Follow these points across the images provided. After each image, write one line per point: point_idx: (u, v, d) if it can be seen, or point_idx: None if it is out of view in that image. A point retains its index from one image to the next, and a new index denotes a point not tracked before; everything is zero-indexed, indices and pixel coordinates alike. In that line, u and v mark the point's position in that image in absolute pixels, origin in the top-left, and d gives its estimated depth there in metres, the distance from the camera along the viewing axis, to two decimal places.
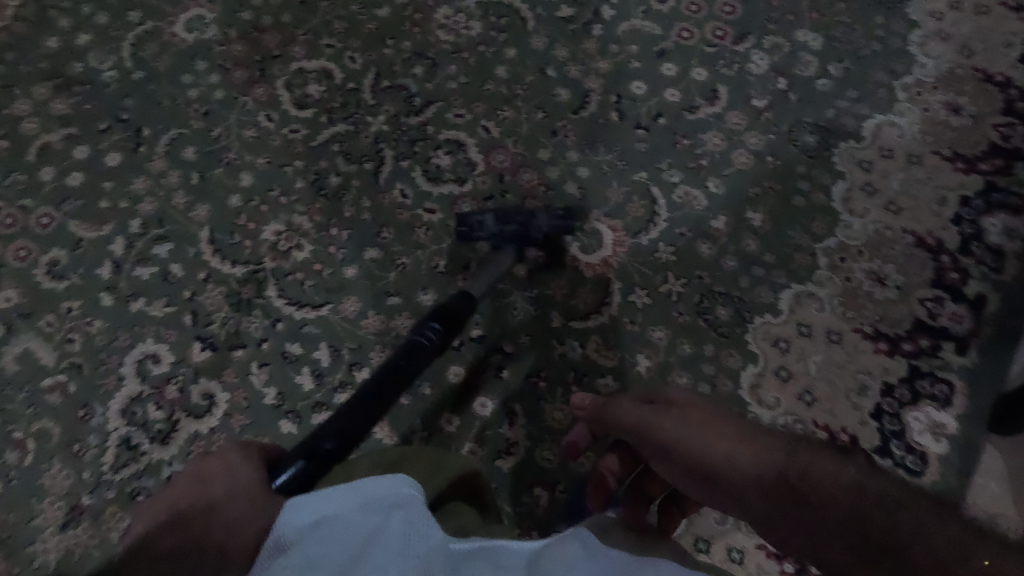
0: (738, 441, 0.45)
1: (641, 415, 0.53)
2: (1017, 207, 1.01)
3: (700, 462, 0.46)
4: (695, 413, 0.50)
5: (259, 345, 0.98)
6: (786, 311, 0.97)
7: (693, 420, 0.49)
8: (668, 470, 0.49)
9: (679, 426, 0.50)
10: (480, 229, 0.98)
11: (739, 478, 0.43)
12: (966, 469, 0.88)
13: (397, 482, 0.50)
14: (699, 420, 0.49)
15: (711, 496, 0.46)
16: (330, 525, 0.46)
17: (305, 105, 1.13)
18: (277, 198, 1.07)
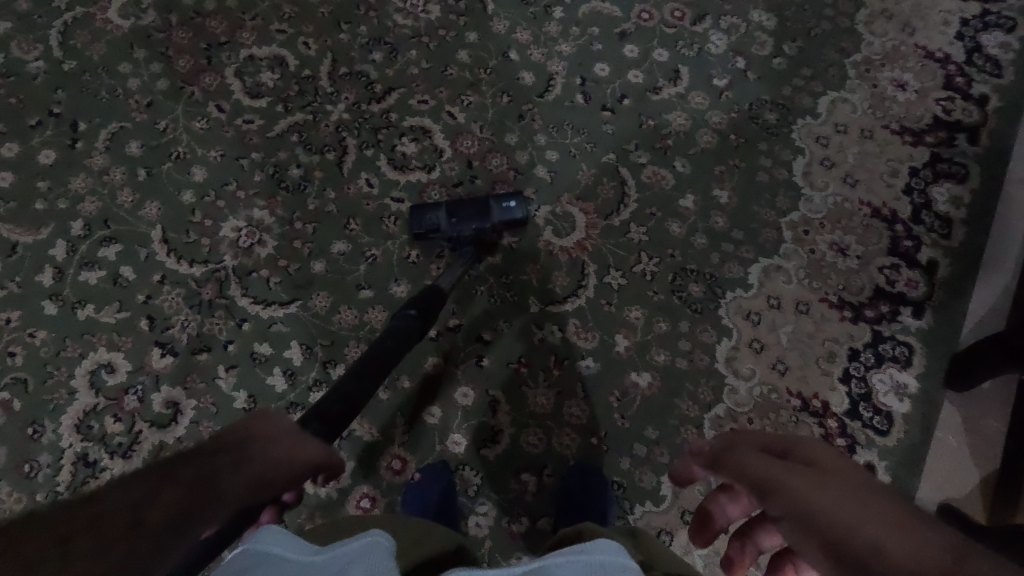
0: (892, 532, 0.39)
1: (764, 466, 0.49)
2: (961, 175, 1.07)
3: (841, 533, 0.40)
4: (846, 481, 0.45)
5: (225, 348, 0.94)
6: (755, 284, 1.00)
7: (836, 491, 0.44)
8: (795, 531, 0.44)
9: (815, 490, 0.45)
10: (448, 223, 0.95)
11: (891, 568, 0.37)
12: (927, 425, 0.94)
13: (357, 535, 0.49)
14: (851, 490, 0.44)
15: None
16: (277, 563, 0.46)
17: (258, 94, 1.07)
18: (234, 192, 1.01)
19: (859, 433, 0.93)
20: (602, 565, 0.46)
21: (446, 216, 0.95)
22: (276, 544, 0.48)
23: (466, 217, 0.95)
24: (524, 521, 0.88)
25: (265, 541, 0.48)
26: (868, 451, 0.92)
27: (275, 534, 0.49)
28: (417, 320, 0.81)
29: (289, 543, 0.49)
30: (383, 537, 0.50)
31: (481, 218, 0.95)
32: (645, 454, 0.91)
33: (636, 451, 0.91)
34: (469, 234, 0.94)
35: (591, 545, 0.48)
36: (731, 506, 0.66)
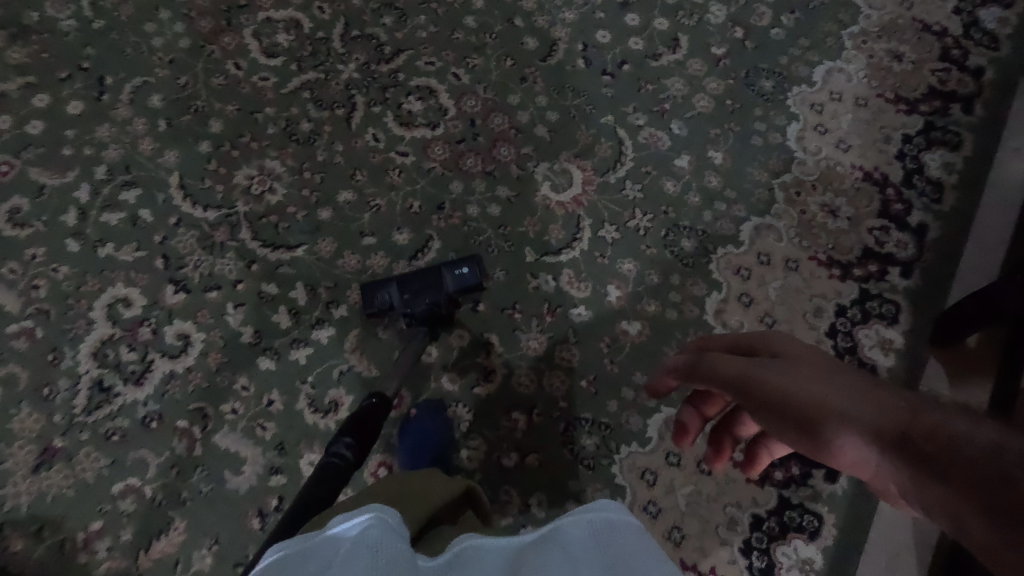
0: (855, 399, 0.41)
1: (733, 364, 0.51)
2: (954, 143, 1.09)
3: (814, 411, 0.43)
4: (815, 366, 0.47)
5: (234, 286, 0.98)
6: (746, 242, 1.03)
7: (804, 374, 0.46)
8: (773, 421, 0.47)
9: (787, 379, 0.47)
10: (401, 300, 0.91)
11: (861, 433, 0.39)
12: (912, 379, 0.96)
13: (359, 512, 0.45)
14: (819, 372, 0.46)
15: (821, 452, 0.42)
16: (287, 560, 0.43)
17: (274, 54, 1.13)
18: (248, 143, 1.07)
19: None
20: (608, 527, 0.44)
21: (397, 292, 0.92)
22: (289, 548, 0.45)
23: (418, 291, 0.92)
24: (514, 457, 0.92)
25: (274, 553, 0.46)
26: None
27: (283, 546, 0.47)
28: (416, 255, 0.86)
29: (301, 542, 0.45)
30: (389, 515, 0.47)
31: (434, 291, 0.91)
32: (633, 397, 0.94)
33: (624, 395, 0.94)
34: (423, 310, 0.91)
35: (594, 507, 0.47)
36: (694, 411, 0.70)
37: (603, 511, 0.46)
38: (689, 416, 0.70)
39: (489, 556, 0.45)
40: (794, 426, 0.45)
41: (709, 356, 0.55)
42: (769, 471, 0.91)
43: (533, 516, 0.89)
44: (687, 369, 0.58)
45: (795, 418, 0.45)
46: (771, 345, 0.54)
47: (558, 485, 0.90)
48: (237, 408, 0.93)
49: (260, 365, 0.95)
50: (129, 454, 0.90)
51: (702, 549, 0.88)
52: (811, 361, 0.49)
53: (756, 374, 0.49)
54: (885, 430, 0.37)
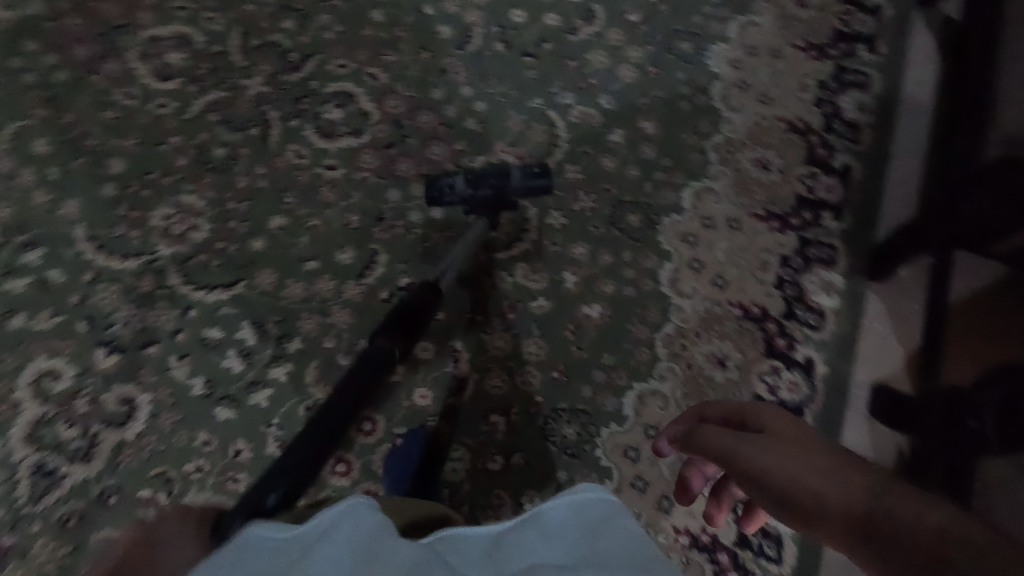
0: (827, 477, 0.46)
1: (724, 439, 0.54)
2: (865, 83, 1.14)
3: (790, 486, 0.47)
4: (792, 440, 0.51)
5: (174, 337, 0.92)
6: (689, 207, 1.05)
7: (781, 450, 0.50)
8: (756, 493, 0.49)
9: (764, 454, 0.50)
10: (466, 183, 0.92)
11: (830, 507, 0.43)
12: (856, 315, 1.01)
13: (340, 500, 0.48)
14: (792, 447, 0.49)
15: (798, 523, 0.46)
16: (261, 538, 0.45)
17: (167, 76, 1.03)
18: (158, 179, 0.98)
19: (795, 331, 1.00)
20: (588, 508, 0.48)
21: (463, 178, 0.92)
22: (273, 531, 0.46)
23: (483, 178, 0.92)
24: (499, 460, 0.91)
25: (258, 529, 0.47)
26: (806, 346, 0.99)
27: (269, 522, 0.47)
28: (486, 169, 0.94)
29: (286, 526, 0.47)
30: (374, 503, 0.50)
31: (500, 177, 0.93)
32: (605, 379, 0.96)
33: (596, 378, 0.96)
34: (486, 193, 0.92)
35: (575, 487, 0.49)
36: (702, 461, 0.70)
37: (583, 490, 0.49)
38: (691, 471, 0.70)
39: (469, 538, 0.47)
40: (776, 502, 0.47)
41: (705, 430, 0.57)
42: None
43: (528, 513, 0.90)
44: (686, 440, 0.60)
45: (776, 495, 0.47)
46: (762, 421, 0.56)
47: (547, 479, 0.91)
48: (203, 465, 0.87)
49: (219, 415, 0.89)
50: (91, 536, 0.83)
51: (691, 512, 0.91)
52: (791, 434, 0.52)
53: (742, 449, 0.52)
54: (854, 508, 0.42)
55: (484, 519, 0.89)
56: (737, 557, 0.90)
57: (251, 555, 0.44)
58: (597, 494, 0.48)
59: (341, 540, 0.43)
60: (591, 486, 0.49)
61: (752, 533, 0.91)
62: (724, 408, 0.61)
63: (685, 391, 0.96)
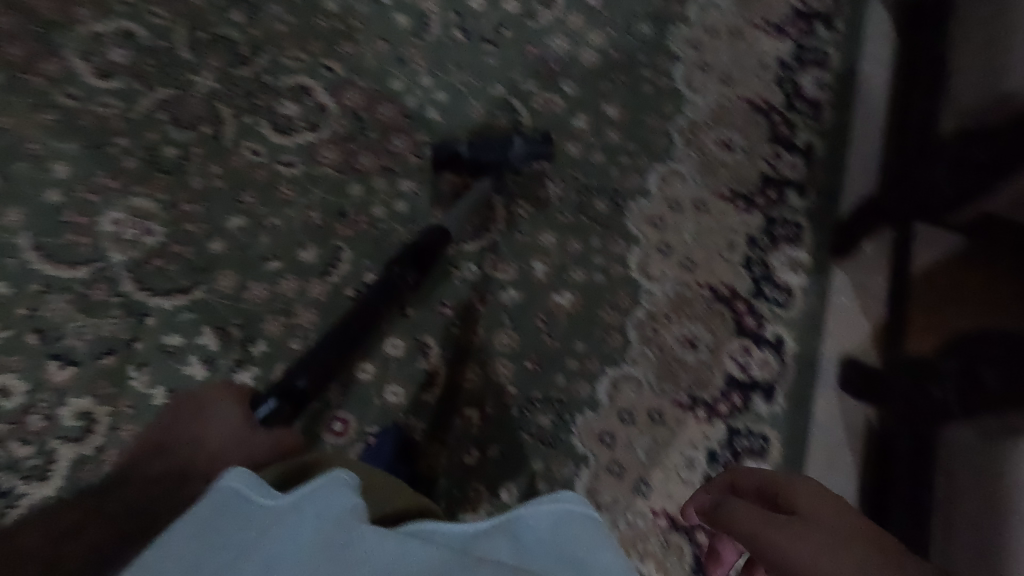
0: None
1: (753, 516, 0.53)
2: (824, 61, 1.15)
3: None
4: (827, 528, 0.50)
5: (131, 347, 0.88)
6: (655, 191, 1.04)
7: (813, 538, 0.49)
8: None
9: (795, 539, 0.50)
10: (469, 150, 0.98)
11: None
12: (823, 291, 1.03)
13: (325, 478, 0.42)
14: (829, 537, 0.49)
15: None
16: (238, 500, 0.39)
17: (110, 74, 0.98)
18: (106, 182, 0.94)
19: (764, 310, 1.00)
20: (569, 522, 0.43)
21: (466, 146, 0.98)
22: (250, 488, 0.40)
23: (486, 147, 0.98)
24: (475, 453, 0.90)
25: (233, 479, 0.41)
26: (774, 324, 1.00)
27: (244, 473, 0.41)
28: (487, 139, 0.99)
29: (266, 488, 0.40)
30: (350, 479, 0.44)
31: (500, 145, 0.98)
32: (578, 366, 0.95)
33: (569, 366, 0.95)
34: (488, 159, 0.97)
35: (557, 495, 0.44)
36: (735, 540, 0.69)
37: (562, 499, 0.43)
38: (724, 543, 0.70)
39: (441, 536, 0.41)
40: None
41: (732, 504, 0.56)
42: (716, 406, 0.96)
43: (506, 505, 0.89)
44: (711, 511, 0.59)
45: None
46: (795, 500, 0.55)
47: (524, 470, 0.91)
48: None
49: None
50: None
51: (668, 493, 0.92)
52: (826, 520, 0.52)
53: (770, 532, 0.51)
54: None
55: (462, 513, 0.88)
56: None
57: (216, 521, 0.38)
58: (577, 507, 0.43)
59: (319, 520, 0.38)
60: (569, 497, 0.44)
61: None
62: (756, 480, 0.60)
63: (657, 374, 0.96)
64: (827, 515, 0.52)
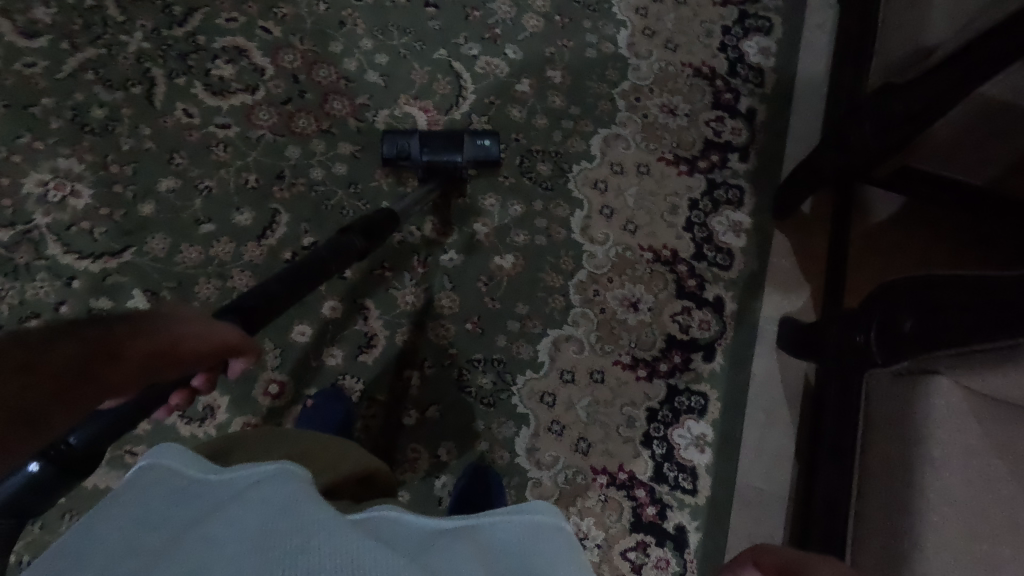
0: None
1: None
2: (767, 28, 1.16)
3: None
4: None
5: (56, 310, 0.86)
6: (598, 155, 1.05)
7: None
8: None
9: None
10: (420, 151, 0.94)
11: None
12: (763, 252, 1.04)
13: (270, 461, 0.46)
14: None
15: None
16: (168, 478, 0.45)
17: (34, 32, 0.95)
18: (30, 144, 0.91)
19: (704, 272, 1.02)
20: (531, 531, 0.41)
21: (418, 145, 0.94)
22: (185, 465, 0.46)
23: (437, 149, 0.94)
24: (415, 415, 0.90)
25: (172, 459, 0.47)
26: (715, 285, 1.01)
27: (182, 450, 0.48)
28: (443, 136, 0.95)
29: (202, 466, 0.47)
30: (303, 472, 0.46)
31: (453, 152, 0.94)
32: (519, 328, 0.95)
33: (511, 328, 0.95)
34: (439, 166, 0.94)
35: (521, 506, 0.42)
36: None
37: (531, 510, 0.42)
38: None
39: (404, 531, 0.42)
40: None
41: None
42: (657, 366, 0.97)
43: (445, 465, 0.89)
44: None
45: None
46: None
47: (463, 430, 0.91)
48: None
49: None
50: None
51: (608, 451, 0.93)
52: None
53: None
54: None
55: (401, 473, 0.88)
56: (654, 492, 0.92)
57: (163, 491, 0.44)
58: (547, 520, 0.41)
59: (255, 496, 0.40)
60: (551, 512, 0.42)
61: (667, 468, 0.93)
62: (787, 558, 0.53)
63: (598, 335, 0.97)
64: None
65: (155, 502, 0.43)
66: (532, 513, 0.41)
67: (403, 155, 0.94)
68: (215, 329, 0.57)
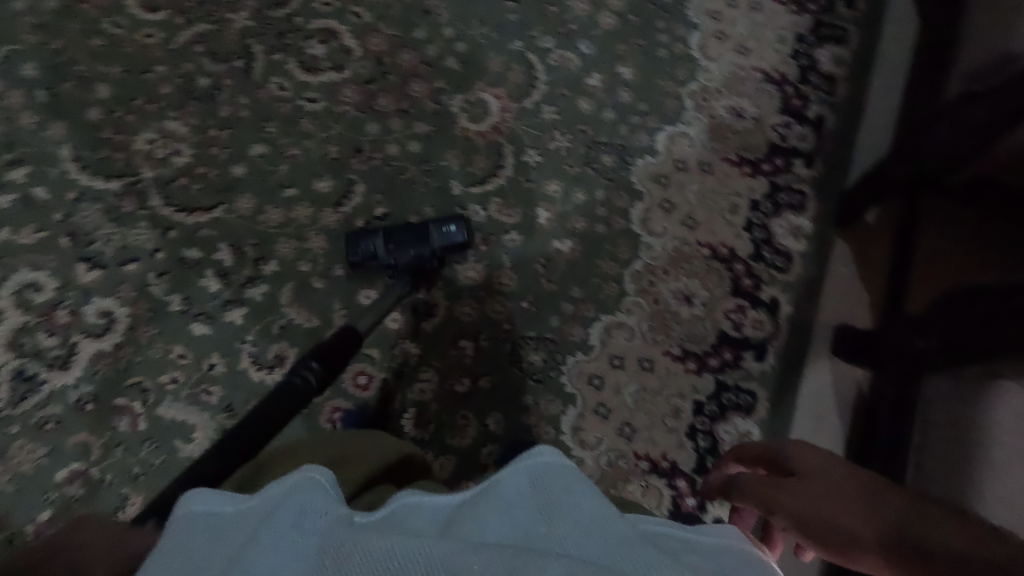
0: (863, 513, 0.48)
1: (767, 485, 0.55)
2: (841, 37, 1.16)
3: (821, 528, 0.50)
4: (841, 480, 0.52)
5: (153, 256, 0.94)
6: (662, 151, 1.07)
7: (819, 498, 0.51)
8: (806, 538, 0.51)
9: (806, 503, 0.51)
10: (386, 249, 0.93)
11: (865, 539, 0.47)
12: (822, 258, 1.04)
13: (292, 474, 0.40)
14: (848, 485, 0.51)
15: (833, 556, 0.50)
16: (199, 529, 0.38)
17: (155, 7, 1.06)
18: (142, 105, 1.00)
19: (761, 273, 1.02)
20: (546, 475, 0.38)
21: (383, 242, 0.93)
22: (214, 503, 0.40)
23: (404, 242, 0.94)
24: (467, 383, 0.94)
25: (199, 500, 0.40)
26: (771, 287, 1.02)
27: (213, 493, 0.40)
28: (411, 231, 0.94)
29: (230, 496, 0.40)
30: (325, 475, 0.41)
31: (419, 244, 0.93)
32: (573, 311, 0.98)
33: (564, 310, 0.98)
34: (406, 260, 0.93)
35: (527, 452, 0.40)
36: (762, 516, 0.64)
37: (538, 454, 0.40)
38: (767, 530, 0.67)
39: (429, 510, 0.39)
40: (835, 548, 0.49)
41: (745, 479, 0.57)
42: (706, 361, 0.98)
43: (493, 435, 0.92)
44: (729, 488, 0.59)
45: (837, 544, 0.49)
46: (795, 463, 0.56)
47: (511, 403, 0.94)
48: (178, 378, 0.90)
49: (195, 331, 0.92)
50: (67, 439, 0.87)
51: (651, 438, 0.94)
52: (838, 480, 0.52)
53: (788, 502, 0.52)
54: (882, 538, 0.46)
55: (449, 438, 0.92)
56: (695, 484, 0.92)
57: (192, 539, 0.37)
58: (553, 460, 0.39)
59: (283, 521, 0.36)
60: (554, 457, 0.39)
61: (710, 462, 0.93)
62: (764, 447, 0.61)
63: (650, 324, 0.98)
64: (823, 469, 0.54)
65: (191, 552, 0.36)
66: (538, 459, 0.39)
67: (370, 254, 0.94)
68: (134, 546, 0.41)
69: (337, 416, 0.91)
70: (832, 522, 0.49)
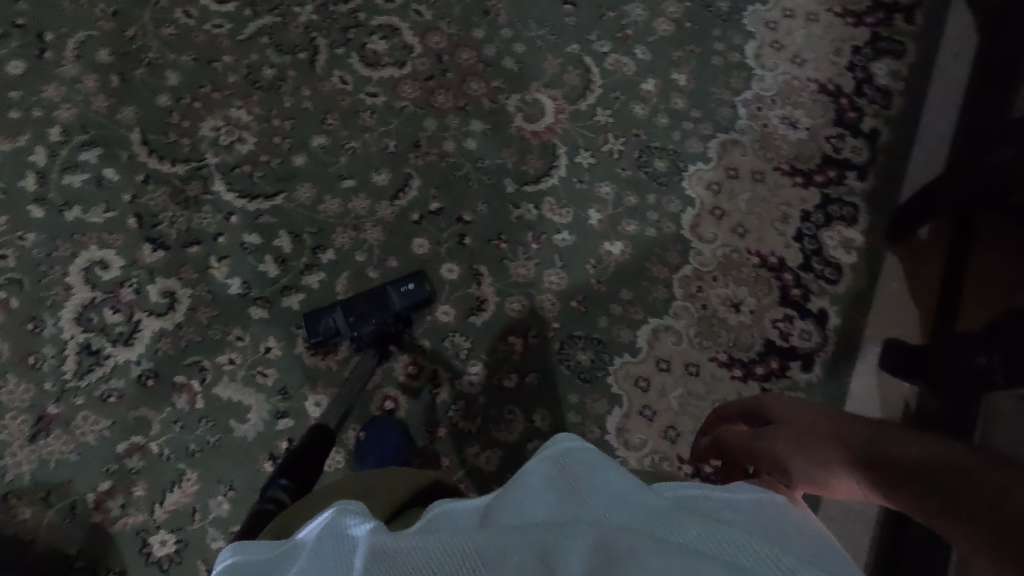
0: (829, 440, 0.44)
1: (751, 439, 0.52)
2: (899, 51, 1.15)
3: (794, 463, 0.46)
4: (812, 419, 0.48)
5: (215, 240, 0.97)
6: (715, 158, 1.07)
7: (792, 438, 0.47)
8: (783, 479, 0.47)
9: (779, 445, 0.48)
10: (346, 322, 0.89)
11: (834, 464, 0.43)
12: (873, 271, 1.03)
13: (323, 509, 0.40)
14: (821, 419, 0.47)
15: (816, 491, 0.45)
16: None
17: None
18: (209, 93, 1.03)
19: (811, 284, 1.02)
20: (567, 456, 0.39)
21: (342, 317, 0.90)
22: (251, 555, 0.40)
23: (363, 313, 0.90)
24: (514, 379, 0.95)
25: (237, 553, 0.40)
26: (820, 298, 1.01)
27: (248, 546, 0.41)
28: (370, 301, 0.91)
29: (265, 545, 0.40)
30: (356, 504, 0.40)
31: (378, 312, 0.90)
32: (621, 312, 0.99)
33: (613, 311, 0.99)
34: (368, 331, 0.88)
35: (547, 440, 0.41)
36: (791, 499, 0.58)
37: (561, 440, 0.41)
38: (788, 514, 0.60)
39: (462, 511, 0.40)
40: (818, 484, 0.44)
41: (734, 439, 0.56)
42: (753, 369, 0.98)
43: (538, 431, 0.94)
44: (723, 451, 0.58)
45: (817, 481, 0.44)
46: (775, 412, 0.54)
47: (557, 400, 0.95)
48: (235, 358, 0.93)
49: (253, 314, 0.95)
50: (129, 413, 0.89)
51: None
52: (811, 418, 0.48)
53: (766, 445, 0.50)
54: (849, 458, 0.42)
55: (496, 431, 0.93)
56: None
57: None
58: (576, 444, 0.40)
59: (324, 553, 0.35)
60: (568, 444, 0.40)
61: None
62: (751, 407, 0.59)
63: (697, 329, 0.99)
64: (799, 414, 0.50)
65: None
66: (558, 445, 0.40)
67: (331, 331, 0.91)
68: None
69: (388, 404, 0.94)
70: (802, 456, 0.45)
